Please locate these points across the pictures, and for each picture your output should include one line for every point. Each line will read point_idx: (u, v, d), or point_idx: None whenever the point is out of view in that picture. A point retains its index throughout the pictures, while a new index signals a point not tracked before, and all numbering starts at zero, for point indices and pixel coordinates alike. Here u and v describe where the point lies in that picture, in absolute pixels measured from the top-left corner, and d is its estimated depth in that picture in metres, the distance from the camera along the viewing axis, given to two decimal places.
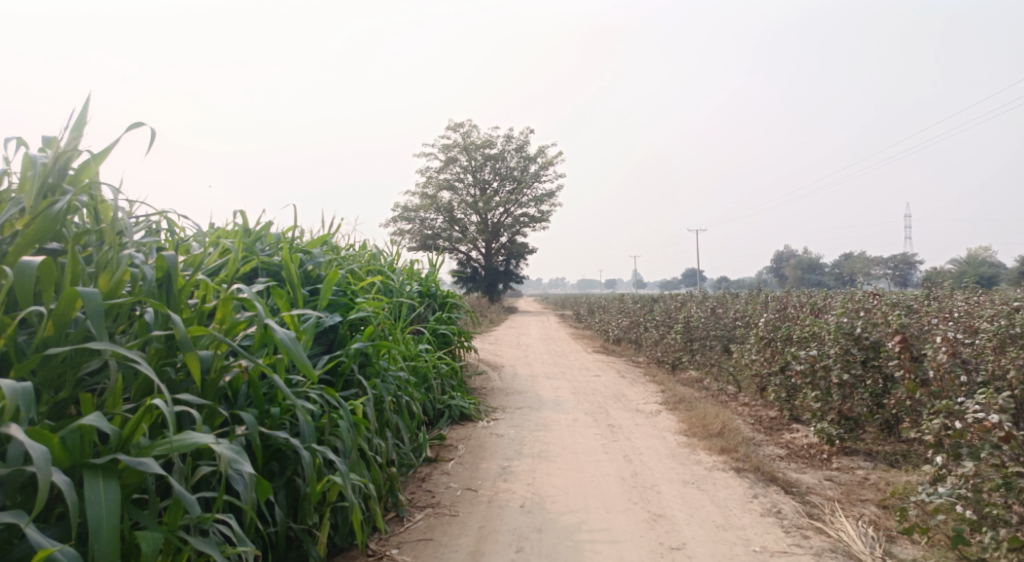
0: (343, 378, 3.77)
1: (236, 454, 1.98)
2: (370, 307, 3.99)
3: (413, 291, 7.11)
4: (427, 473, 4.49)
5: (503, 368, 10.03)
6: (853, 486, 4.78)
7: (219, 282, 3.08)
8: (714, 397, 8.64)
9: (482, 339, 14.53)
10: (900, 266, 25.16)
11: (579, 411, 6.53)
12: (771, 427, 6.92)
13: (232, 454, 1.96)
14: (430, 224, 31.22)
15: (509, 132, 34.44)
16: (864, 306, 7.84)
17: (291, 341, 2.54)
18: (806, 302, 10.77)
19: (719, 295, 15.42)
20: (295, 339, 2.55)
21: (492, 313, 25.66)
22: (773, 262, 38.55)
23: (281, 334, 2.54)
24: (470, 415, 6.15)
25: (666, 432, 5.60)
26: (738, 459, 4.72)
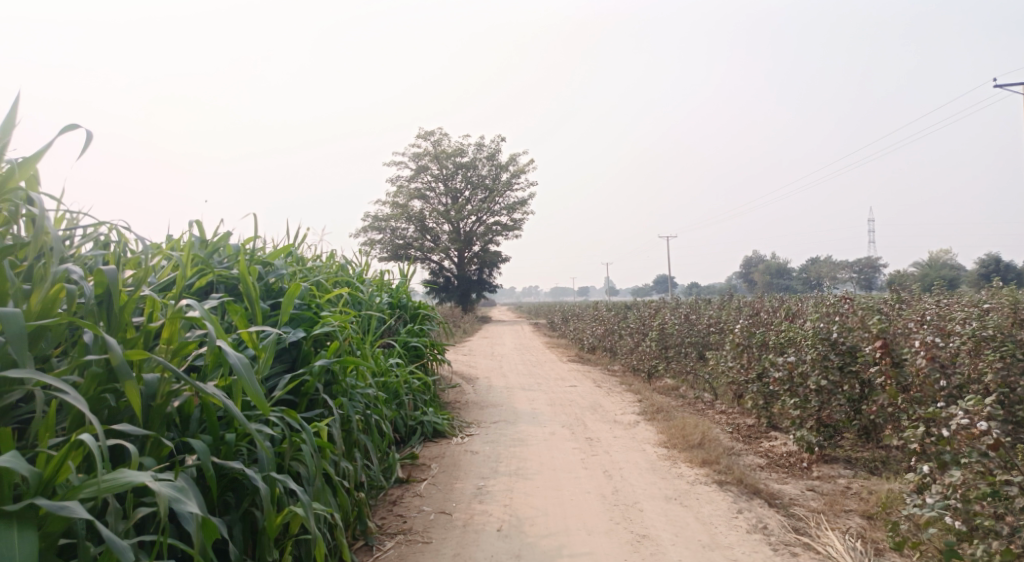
0: (307, 398, 3.54)
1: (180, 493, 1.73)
2: (335, 322, 3.77)
3: (383, 303, 6.88)
4: (399, 495, 4.27)
5: (478, 380, 9.83)
6: (835, 496, 4.71)
7: (168, 297, 2.82)
8: (691, 405, 8.57)
9: (455, 350, 14.31)
10: (865, 270, 25.72)
11: (556, 423, 6.37)
12: (749, 435, 6.86)
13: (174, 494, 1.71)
14: (401, 234, 30.88)
15: (481, 141, 34.36)
16: (838, 311, 7.86)
17: (243, 366, 2.35)
18: (779, 308, 10.83)
19: (692, 301, 15.48)
20: (248, 364, 2.36)
21: (465, 323, 25.44)
22: (743, 268, 39.13)
23: (233, 358, 2.33)
24: (444, 431, 5.94)
25: (645, 444, 5.47)
26: (720, 471, 4.61)
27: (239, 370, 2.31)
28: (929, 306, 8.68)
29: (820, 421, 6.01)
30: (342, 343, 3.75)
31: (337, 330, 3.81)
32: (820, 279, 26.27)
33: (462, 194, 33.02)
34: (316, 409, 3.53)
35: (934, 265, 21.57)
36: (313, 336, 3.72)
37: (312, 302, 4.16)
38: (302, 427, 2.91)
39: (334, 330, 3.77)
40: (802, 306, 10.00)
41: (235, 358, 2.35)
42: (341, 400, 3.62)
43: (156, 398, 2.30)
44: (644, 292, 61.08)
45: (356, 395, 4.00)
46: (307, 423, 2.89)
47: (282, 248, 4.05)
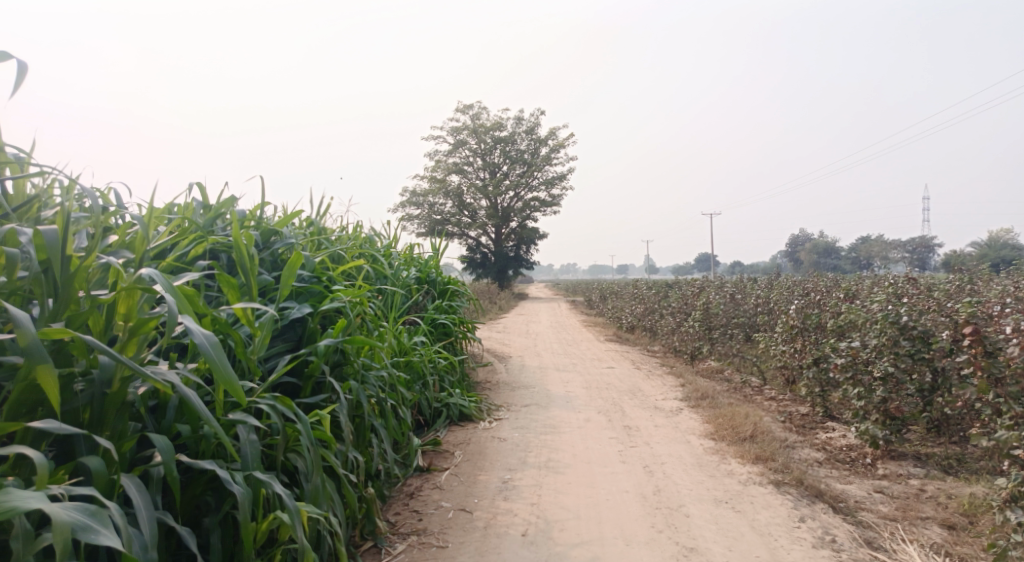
0: (311, 381, 3.18)
1: (92, 518, 1.36)
2: (345, 297, 3.39)
3: (410, 278, 6.53)
4: (417, 487, 3.92)
5: (511, 359, 9.46)
6: (908, 500, 4.15)
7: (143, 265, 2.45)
8: (738, 390, 8.00)
9: (490, 329, 14.00)
10: (920, 249, 24.38)
11: (592, 408, 5.93)
12: (803, 426, 6.28)
13: (84, 520, 1.34)
14: (438, 209, 30.63)
15: (520, 114, 33.62)
16: (906, 291, 7.13)
17: (211, 346, 1.95)
18: (835, 288, 10.06)
19: (738, 279, 14.71)
20: (217, 344, 1.97)
21: (502, 299, 25.16)
22: (788, 247, 37.67)
23: (200, 338, 1.94)
24: (471, 415, 5.57)
25: (689, 434, 4.98)
26: (776, 469, 4.10)
27: (208, 354, 1.93)
28: (1009, 286, 7.85)
29: (886, 413, 5.39)
30: (353, 321, 3.38)
31: (348, 306, 3.44)
32: (872, 258, 24.95)
33: (500, 169, 32.47)
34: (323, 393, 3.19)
35: (996, 243, 20.18)
36: (320, 312, 3.36)
37: (325, 275, 3.81)
38: (298, 417, 2.56)
39: (344, 306, 3.40)
40: (861, 286, 9.24)
41: (202, 339, 1.95)
42: (350, 384, 3.26)
43: (112, 386, 1.95)
44: (686, 269, 59.69)
45: (371, 377, 3.64)
46: (303, 413, 2.54)
47: (293, 213, 3.71)
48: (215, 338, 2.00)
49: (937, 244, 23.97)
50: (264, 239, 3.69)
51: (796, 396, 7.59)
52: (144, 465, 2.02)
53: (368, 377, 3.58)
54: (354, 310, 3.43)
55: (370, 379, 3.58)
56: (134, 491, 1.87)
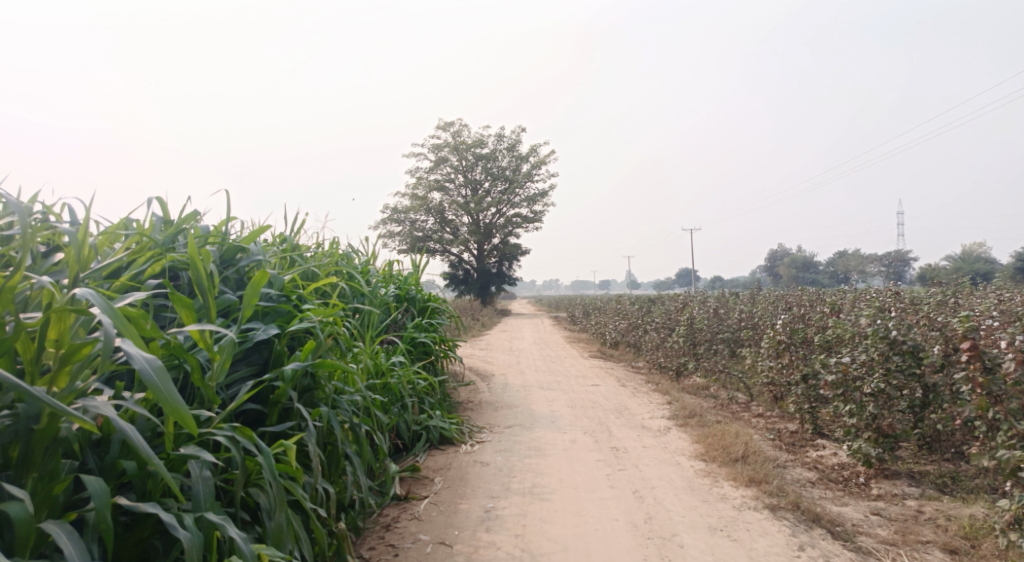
0: (278, 408, 2.95)
1: None
2: (315, 317, 3.19)
3: (388, 296, 6.32)
4: (394, 517, 3.68)
5: (493, 377, 9.23)
6: (906, 522, 4.00)
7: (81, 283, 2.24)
8: (725, 407, 7.86)
9: (473, 346, 13.76)
10: (895, 264, 24.71)
11: (578, 429, 5.73)
12: (792, 444, 6.15)
13: None
14: (420, 226, 30.40)
15: (502, 131, 33.64)
16: (892, 305, 7.06)
17: (154, 371, 1.73)
18: (819, 302, 10.00)
19: (721, 294, 14.68)
20: (161, 369, 1.75)
21: (485, 316, 24.92)
22: (768, 262, 37.99)
23: (140, 362, 1.72)
24: (451, 438, 5.33)
25: (679, 456, 4.80)
26: (770, 492, 3.93)
27: (149, 380, 1.71)
28: (991, 299, 7.85)
29: (879, 430, 5.26)
30: (323, 342, 3.17)
31: (318, 326, 3.23)
32: (851, 273, 25.22)
33: (482, 185, 32.39)
34: (291, 421, 2.97)
35: (970, 257, 20.50)
36: (289, 333, 3.15)
37: (295, 293, 3.61)
38: (259, 449, 2.34)
39: (314, 327, 3.19)
40: (845, 300, 9.20)
41: (143, 363, 1.73)
42: (321, 410, 3.04)
43: (40, 420, 1.74)
44: (667, 285, 59.92)
45: (344, 402, 3.42)
46: (265, 444, 2.33)
47: (260, 227, 3.55)
48: (159, 362, 1.79)
49: (912, 258, 24.34)
50: (229, 256, 3.52)
51: (784, 413, 7.46)
52: (78, 510, 1.81)
53: (341, 402, 3.36)
54: (325, 330, 3.23)
55: (343, 404, 3.36)
56: (65, 540, 1.65)
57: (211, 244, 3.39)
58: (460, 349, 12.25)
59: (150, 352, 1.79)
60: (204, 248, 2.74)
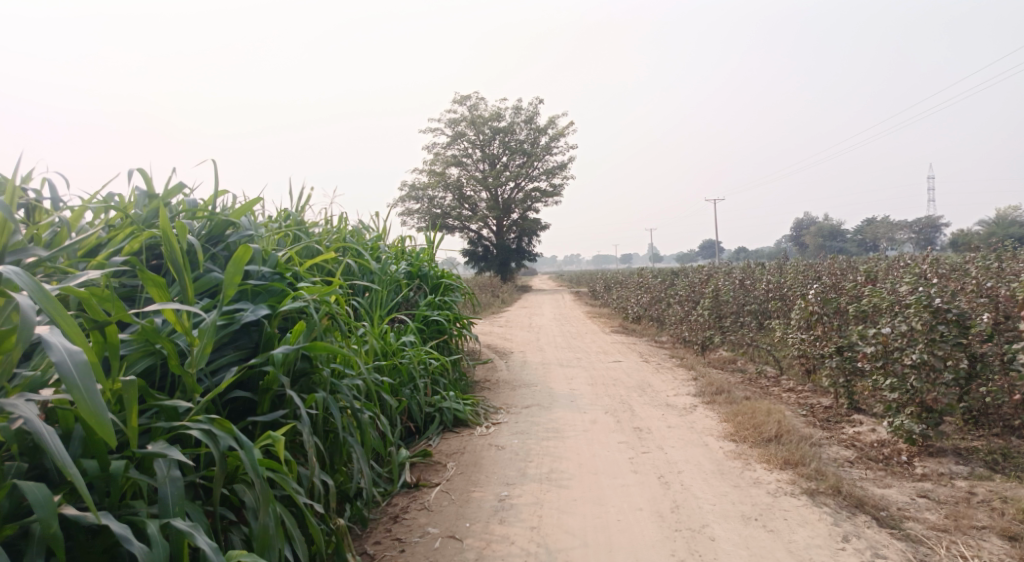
0: (270, 396, 2.72)
1: None
2: (309, 296, 2.93)
3: (399, 273, 6.08)
4: (403, 507, 3.46)
5: (512, 354, 9.00)
6: (957, 505, 3.67)
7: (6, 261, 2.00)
8: (753, 382, 7.53)
9: (493, 323, 13.55)
10: (925, 230, 23.85)
11: (599, 408, 5.47)
12: (827, 420, 5.83)
13: None
14: (438, 203, 30.12)
15: (518, 104, 32.99)
16: (934, 272, 6.62)
17: (74, 368, 1.48)
18: (852, 271, 9.54)
19: (746, 265, 14.20)
20: (84, 366, 1.50)
21: (505, 293, 24.67)
22: (794, 231, 37.06)
23: (59, 356, 1.47)
24: (466, 419, 5.09)
25: (707, 436, 4.51)
26: (808, 476, 3.62)
27: (68, 378, 1.46)
28: None
29: (922, 406, 4.90)
30: (318, 323, 2.91)
31: (313, 306, 2.98)
32: (880, 240, 24.43)
33: (499, 160, 31.91)
34: (284, 408, 2.74)
35: (1005, 221, 19.64)
36: (280, 313, 2.90)
37: (289, 271, 3.36)
38: (240, 443, 2.14)
39: (308, 306, 2.94)
40: (880, 267, 8.73)
41: (63, 358, 1.48)
42: (316, 396, 2.80)
43: None
44: (689, 257, 59.04)
45: (346, 385, 3.18)
46: (245, 438, 2.12)
47: (251, 200, 3.33)
48: (85, 356, 1.54)
49: (943, 223, 23.50)
50: (218, 233, 3.30)
51: (816, 386, 7.10)
52: (19, 523, 1.58)
53: (342, 386, 3.11)
54: (322, 310, 2.97)
55: (345, 387, 3.12)
56: None
57: (199, 219, 3.17)
58: (479, 326, 12.03)
59: (76, 345, 1.54)
60: (178, 222, 2.51)
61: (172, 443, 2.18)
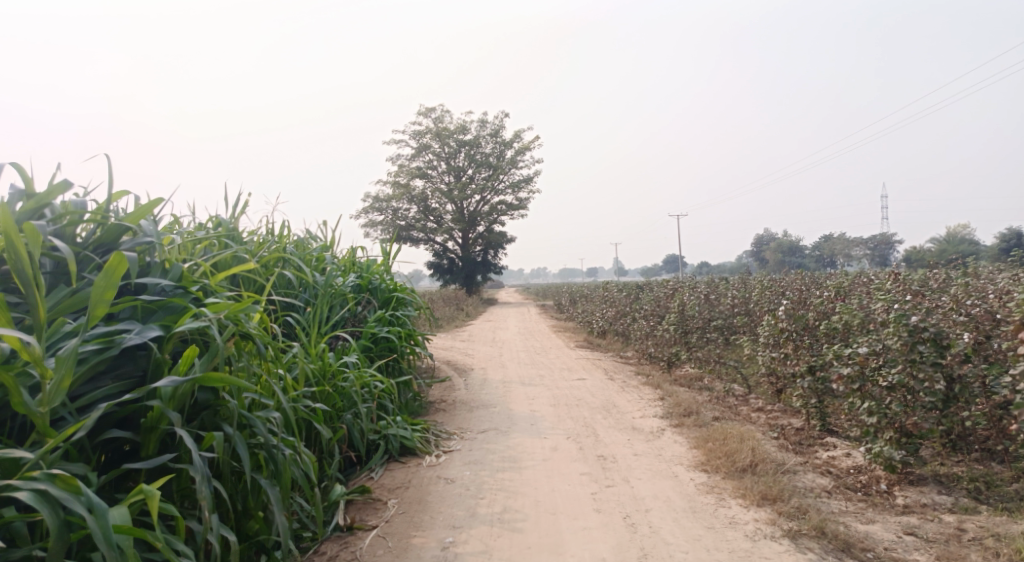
0: (157, 437, 2.22)
1: None
2: (212, 314, 2.44)
3: (344, 286, 5.59)
4: (331, 557, 2.97)
5: (472, 372, 8.55)
6: (948, 544, 3.36)
7: None
8: (721, 401, 7.24)
9: (455, 338, 13.07)
10: (878, 246, 24.38)
11: (560, 433, 5.06)
12: (800, 444, 5.55)
13: None
14: (403, 214, 29.55)
15: (485, 116, 32.68)
16: (906, 289, 6.41)
17: None
18: (819, 286, 9.36)
19: (711, 278, 14.05)
20: None
21: (470, 306, 24.16)
22: (755, 247, 37.62)
23: None
24: (413, 448, 4.61)
25: (676, 465, 4.14)
26: (789, 515, 3.27)
27: None
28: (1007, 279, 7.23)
29: (902, 430, 4.62)
30: (222, 346, 2.42)
31: (216, 325, 2.49)
32: (839, 256, 24.83)
33: (465, 172, 31.52)
34: (175, 450, 2.26)
35: (957, 238, 20.09)
36: (175, 334, 2.42)
37: (197, 284, 2.87)
38: (89, 506, 1.69)
39: (210, 326, 2.45)
40: (847, 283, 8.57)
41: None
42: (216, 436, 2.32)
43: None
44: (654, 271, 59.61)
45: (261, 418, 2.70)
46: (95, 499, 1.67)
47: (151, 200, 2.84)
48: None
49: (897, 240, 24.09)
50: (110, 240, 2.79)
51: (787, 407, 6.83)
52: None
53: (256, 419, 2.64)
54: (228, 330, 2.48)
55: (259, 422, 2.64)
56: None
57: (85, 219, 2.64)
58: (440, 342, 11.53)
59: None
60: (29, 226, 2.06)
61: (6, 505, 1.73)
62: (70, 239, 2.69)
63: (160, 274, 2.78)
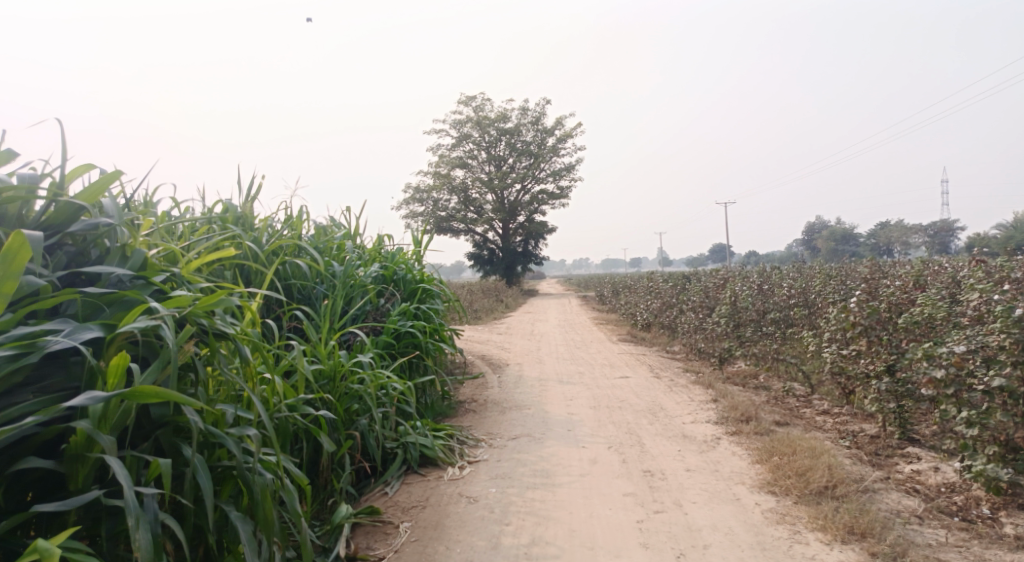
0: (88, 467, 1.77)
1: None
2: (164, 312, 1.98)
3: (365, 276, 5.15)
4: None
5: (507, 367, 8.06)
6: None
7: None
8: (780, 403, 6.55)
9: (493, 331, 12.62)
10: (940, 234, 22.87)
11: (601, 440, 4.50)
12: (876, 455, 4.87)
13: None
14: (442, 205, 29.33)
15: (525, 104, 31.98)
16: (1002, 278, 5.56)
17: None
18: (891, 276, 8.45)
19: (763, 267, 13.18)
20: None
21: (510, 297, 23.74)
22: (806, 235, 35.98)
23: None
24: (434, 458, 4.10)
25: (737, 485, 3.54)
26: (884, 557, 2.65)
27: None
28: None
29: (1009, 444, 3.89)
30: (173, 353, 1.96)
31: (170, 325, 2.02)
32: (897, 244, 23.37)
33: (505, 162, 30.98)
34: (110, 483, 1.81)
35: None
36: (119, 336, 1.97)
37: (163, 273, 2.42)
38: None
39: (163, 326, 1.99)
40: (923, 271, 7.70)
41: None
42: (164, 462, 1.88)
43: None
44: (700, 261, 58.02)
45: (234, 435, 2.26)
46: None
47: (109, 174, 2.39)
48: None
49: (960, 227, 22.53)
50: (62, 222, 2.30)
51: (857, 410, 6.09)
52: None
53: (226, 437, 2.20)
54: (185, 331, 2.02)
55: (230, 440, 2.20)
56: None
57: (33, 197, 2.18)
58: (477, 336, 11.10)
59: None
60: None
61: None
62: (15, 220, 2.23)
63: (118, 262, 2.33)
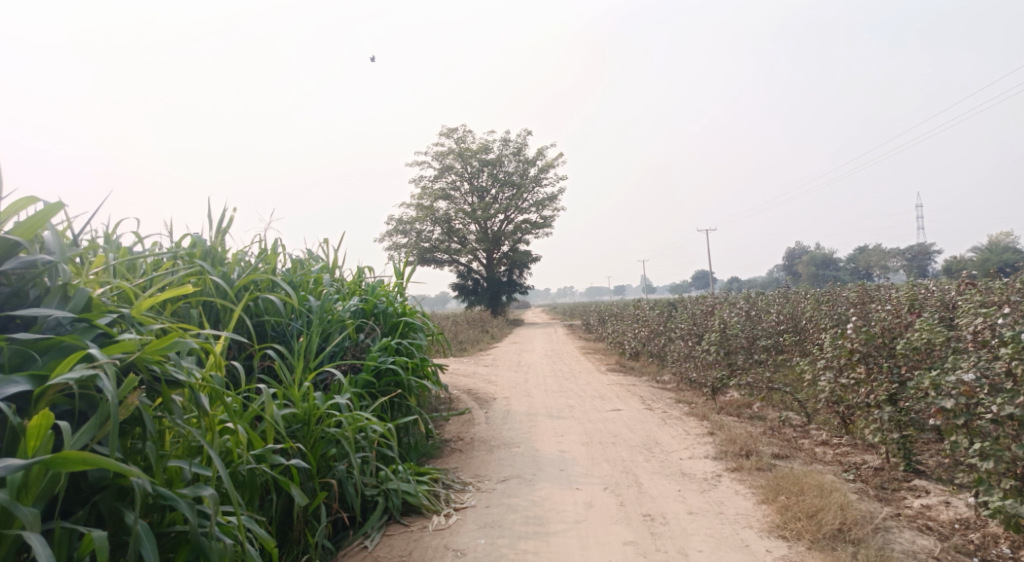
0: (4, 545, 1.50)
1: None
2: (103, 359, 1.74)
3: (344, 310, 4.89)
4: None
5: (494, 401, 7.76)
6: None
7: None
8: (777, 434, 6.33)
9: (478, 363, 12.31)
10: (919, 257, 23.12)
11: (596, 481, 4.24)
12: (882, 489, 4.64)
13: None
14: (426, 236, 29.16)
15: (507, 135, 32.14)
16: (999, 302, 5.43)
17: None
18: (881, 300, 8.35)
19: (748, 293, 13.09)
20: None
21: (495, 327, 23.45)
22: (788, 260, 36.26)
23: None
24: (418, 506, 3.80)
25: (745, 529, 3.29)
26: None
27: None
28: None
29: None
30: (114, 406, 1.70)
31: (111, 375, 1.76)
32: (877, 267, 23.56)
33: (488, 192, 30.97)
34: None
35: (1011, 246, 18.76)
36: (50, 389, 1.71)
37: (110, 314, 2.16)
38: None
39: (101, 376, 1.73)
40: (913, 295, 7.60)
41: None
42: (96, 536, 1.61)
43: None
44: (683, 288, 58.27)
45: (187, 495, 1.97)
46: None
47: (51, 205, 2.16)
48: None
49: (937, 251, 22.80)
50: None
51: (857, 440, 5.88)
52: None
53: (178, 499, 1.92)
54: (129, 381, 1.77)
55: (183, 502, 1.92)
56: None
57: None
58: (462, 369, 10.79)
59: None
60: None
61: None
62: None
63: (58, 303, 2.08)
